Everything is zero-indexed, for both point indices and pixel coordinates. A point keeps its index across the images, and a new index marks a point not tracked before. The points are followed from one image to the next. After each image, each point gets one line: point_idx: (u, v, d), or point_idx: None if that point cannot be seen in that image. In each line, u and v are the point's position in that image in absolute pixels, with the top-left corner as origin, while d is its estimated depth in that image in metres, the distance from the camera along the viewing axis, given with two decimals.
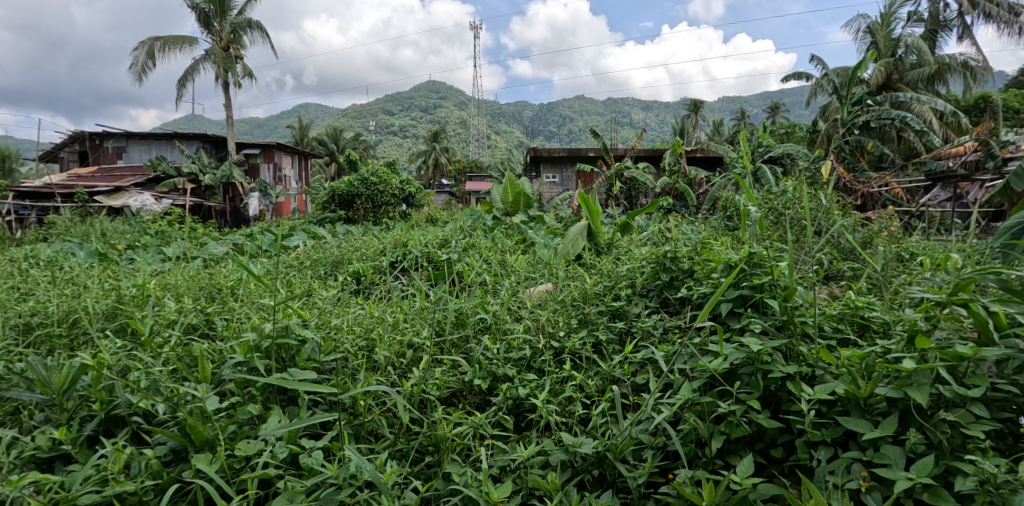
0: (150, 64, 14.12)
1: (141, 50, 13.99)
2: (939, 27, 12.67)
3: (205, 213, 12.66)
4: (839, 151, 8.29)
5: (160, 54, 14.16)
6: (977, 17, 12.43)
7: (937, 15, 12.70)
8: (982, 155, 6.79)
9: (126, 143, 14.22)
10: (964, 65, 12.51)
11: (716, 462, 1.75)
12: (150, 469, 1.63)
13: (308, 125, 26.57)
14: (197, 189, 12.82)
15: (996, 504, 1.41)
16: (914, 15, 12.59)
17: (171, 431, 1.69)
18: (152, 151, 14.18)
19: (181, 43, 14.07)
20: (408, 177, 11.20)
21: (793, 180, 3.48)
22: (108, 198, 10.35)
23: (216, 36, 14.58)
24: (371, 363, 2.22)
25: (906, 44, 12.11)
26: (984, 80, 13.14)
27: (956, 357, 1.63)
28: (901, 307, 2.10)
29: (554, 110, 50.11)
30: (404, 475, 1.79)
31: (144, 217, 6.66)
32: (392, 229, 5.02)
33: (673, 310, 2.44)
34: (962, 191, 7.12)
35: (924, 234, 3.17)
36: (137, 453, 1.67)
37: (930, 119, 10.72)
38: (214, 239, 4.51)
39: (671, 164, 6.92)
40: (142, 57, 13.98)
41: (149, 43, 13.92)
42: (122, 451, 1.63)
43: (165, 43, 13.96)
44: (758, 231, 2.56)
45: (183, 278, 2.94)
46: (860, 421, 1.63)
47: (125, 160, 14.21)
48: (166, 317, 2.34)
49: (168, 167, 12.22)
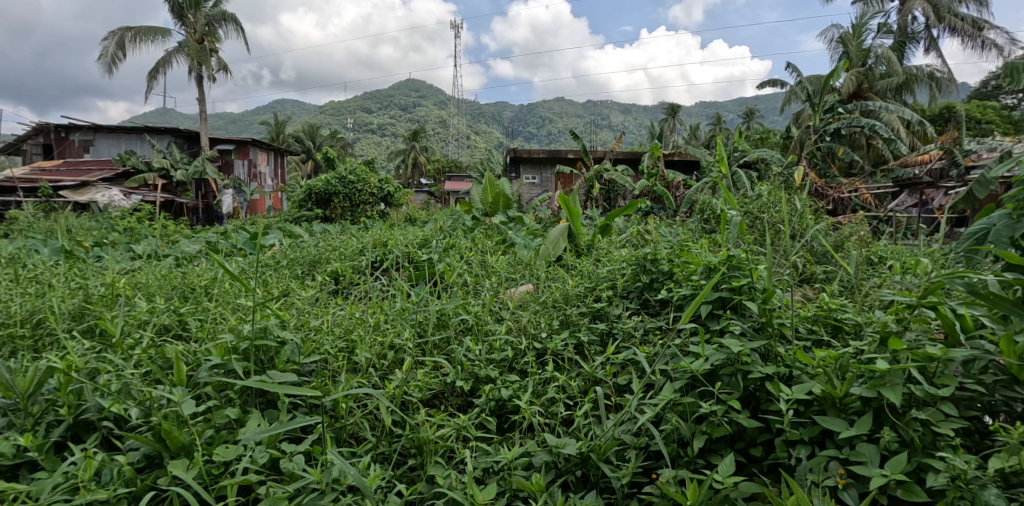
0: (120, 55, 13.62)
1: (110, 41, 13.47)
2: (906, 39, 13.13)
3: (177, 209, 12.45)
4: (810, 157, 8.47)
5: (131, 45, 13.68)
6: (942, 30, 12.89)
7: (905, 27, 13.16)
8: (947, 162, 6.98)
9: (92, 137, 13.58)
10: (929, 76, 12.96)
11: (698, 462, 1.80)
12: (122, 477, 1.61)
13: (284, 122, 25.94)
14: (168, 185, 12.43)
15: (966, 498, 1.49)
16: (884, 26, 12.99)
17: (144, 437, 1.67)
18: (121, 145, 13.67)
19: (152, 34, 13.61)
20: (387, 176, 11.10)
21: (767, 184, 3.53)
22: (73, 193, 10.01)
23: (189, 28, 14.11)
24: (352, 365, 2.23)
25: (875, 55, 12.48)
26: (949, 91, 13.63)
27: (926, 358, 1.73)
28: (871, 309, 2.22)
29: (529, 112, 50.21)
30: (387, 479, 1.80)
31: (111, 212, 6.40)
32: (369, 229, 4.87)
33: (653, 311, 2.51)
34: (928, 198, 7.47)
35: (891, 238, 3.26)
36: (108, 459, 1.64)
37: (898, 128, 11.11)
38: (186, 237, 4.35)
39: (649, 167, 6.95)
40: (112, 47, 13.46)
41: (118, 33, 13.43)
42: (92, 458, 1.60)
43: (136, 34, 13.51)
44: (737, 235, 2.67)
45: (154, 277, 2.84)
46: (836, 420, 1.69)
47: (91, 155, 13.58)
48: (137, 317, 2.30)
49: (138, 162, 11.78)
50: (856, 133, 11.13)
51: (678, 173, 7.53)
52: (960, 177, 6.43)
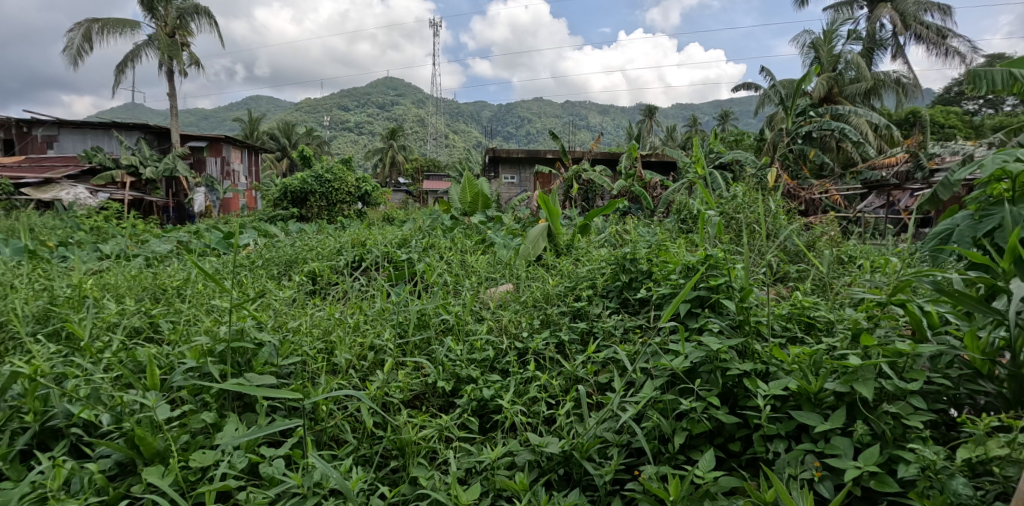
0: (87, 47, 13.14)
1: (75, 32, 12.96)
2: (875, 46, 13.57)
3: (145, 208, 12.02)
4: (784, 159, 8.68)
5: (99, 37, 13.20)
6: (909, 38, 13.37)
7: (873, 34, 13.59)
8: (913, 165, 7.24)
9: (56, 132, 12.99)
10: (896, 82, 13.44)
11: (679, 458, 1.83)
12: (93, 485, 1.56)
13: (258, 120, 25.38)
14: (136, 183, 11.99)
15: (935, 487, 1.53)
16: (853, 33, 13.39)
17: (116, 444, 1.62)
18: (87, 140, 13.15)
19: (121, 26, 13.15)
20: (364, 175, 10.98)
21: (742, 185, 3.60)
22: (36, 192, 9.57)
23: (160, 21, 13.69)
24: (331, 366, 2.20)
25: (845, 61, 12.86)
26: (914, 97, 14.16)
27: (896, 353, 1.79)
28: (842, 306, 2.29)
29: (508, 113, 50.21)
30: (370, 482, 1.78)
31: (78, 210, 6.15)
32: (346, 228, 4.79)
33: (633, 310, 2.53)
34: (895, 199, 7.74)
35: (860, 238, 3.35)
36: (77, 468, 1.58)
37: (866, 131, 11.48)
38: (156, 236, 4.22)
39: (627, 168, 7.02)
40: (78, 39, 12.95)
41: (85, 24, 12.94)
42: (61, 467, 1.54)
43: (104, 26, 13.04)
44: (714, 235, 2.72)
45: (123, 278, 2.75)
46: (811, 414, 1.74)
47: (55, 151, 13.03)
48: (106, 320, 2.23)
49: (105, 158, 11.35)
50: (826, 136, 11.48)
51: (659, 174, 7.64)
52: (925, 179, 6.69)
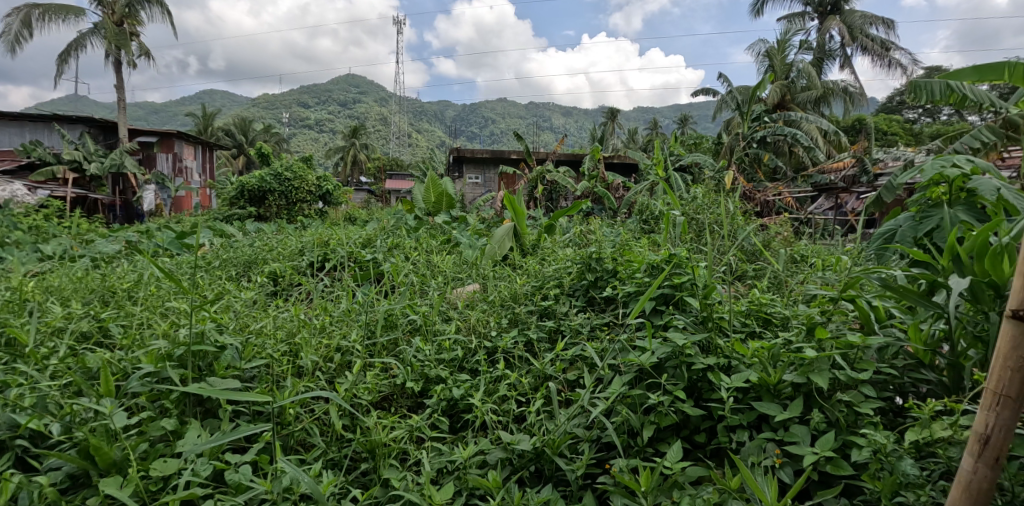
0: (26, 34, 12.28)
1: (12, 17, 12.02)
2: (824, 56, 14.27)
3: (89, 207, 11.20)
4: (739, 162, 9.02)
5: (39, 24, 12.36)
6: (856, 49, 14.11)
7: (823, 45, 14.27)
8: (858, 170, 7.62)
9: None
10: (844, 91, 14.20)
11: (648, 450, 1.86)
12: (43, 499, 1.46)
13: (212, 116, 24.39)
14: (79, 179, 11.29)
15: (885, 468, 1.60)
16: (805, 43, 14.02)
17: (67, 455, 1.53)
18: (25, 133, 12.02)
19: (64, 12, 12.33)
20: (325, 174, 10.76)
21: (700, 186, 3.71)
22: None
23: (106, 9, 12.94)
24: (297, 369, 2.13)
25: (797, 69, 13.46)
26: (860, 105, 14.97)
27: (847, 345, 1.89)
28: (796, 302, 2.40)
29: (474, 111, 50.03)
30: (341, 485, 1.73)
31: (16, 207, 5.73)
32: (308, 227, 4.65)
33: (598, 309, 2.57)
34: (843, 201, 8.19)
35: (811, 238, 3.51)
36: (24, 481, 1.48)
37: (816, 137, 12.07)
38: (102, 236, 3.98)
39: (590, 169, 7.12)
40: (15, 25, 12.03)
41: (24, 9, 12.06)
42: (7, 481, 1.44)
43: (45, 12, 12.20)
44: (677, 235, 2.80)
45: (68, 281, 2.59)
46: (771, 405, 1.81)
47: None
48: (52, 325, 2.09)
49: (44, 153, 10.68)
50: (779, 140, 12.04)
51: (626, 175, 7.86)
52: (869, 182, 7.11)
